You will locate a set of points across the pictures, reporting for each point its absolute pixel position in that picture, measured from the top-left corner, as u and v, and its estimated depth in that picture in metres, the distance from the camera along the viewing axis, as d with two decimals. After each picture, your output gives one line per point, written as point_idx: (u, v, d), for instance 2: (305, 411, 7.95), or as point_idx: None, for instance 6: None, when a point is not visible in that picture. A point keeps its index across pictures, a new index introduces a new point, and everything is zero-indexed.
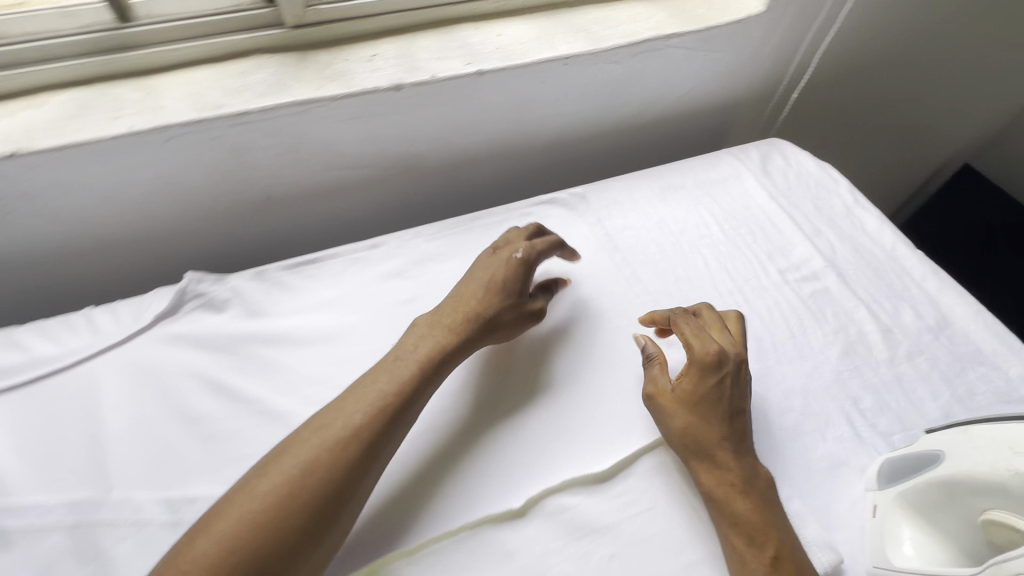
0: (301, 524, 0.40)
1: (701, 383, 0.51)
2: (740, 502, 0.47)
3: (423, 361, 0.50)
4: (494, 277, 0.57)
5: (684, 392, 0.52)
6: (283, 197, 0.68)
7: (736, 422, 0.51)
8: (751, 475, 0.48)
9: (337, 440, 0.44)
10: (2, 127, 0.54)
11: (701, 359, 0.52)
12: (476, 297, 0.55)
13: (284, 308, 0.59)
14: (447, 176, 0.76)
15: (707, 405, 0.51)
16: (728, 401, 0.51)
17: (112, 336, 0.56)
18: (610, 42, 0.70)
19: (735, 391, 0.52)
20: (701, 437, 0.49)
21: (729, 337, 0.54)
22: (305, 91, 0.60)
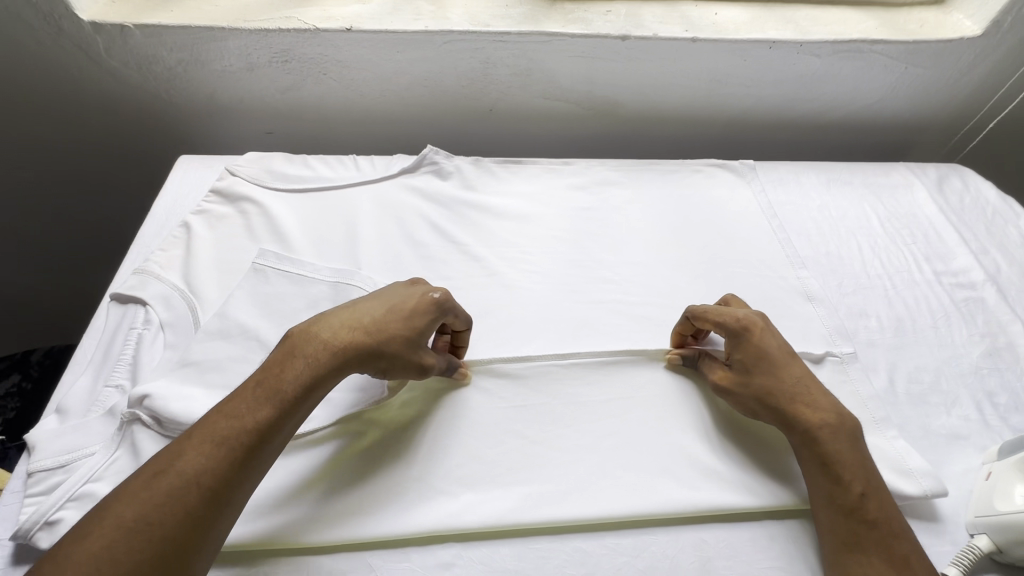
0: (241, 469, 0.41)
1: (756, 346, 0.52)
2: (824, 443, 0.48)
3: (321, 354, 0.46)
4: (392, 301, 0.50)
5: (741, 365, 0.53)
6: (501, 112, 0.84)
7: (804, 374, 0.52)
8: (831, 417, 0.49)
9: (254, 410, 0.43)
10: (343, 11, 0.75)
11: (736, 331, 0.53)
12: (375, 315, 0.49)
13: (492, 189, 0.74)
14: (632, 128, 0.87)
15: (770, 362, 0.52)
16: (783, 358, 0.52)
17: (370, 175, 0.74)
18: (817, 36, 0.77)
19: (786, 349, 0.53)
20: (773, 389, 0.51)
21: (754, 329, 0.53)
22: (553, 27, 0.75)
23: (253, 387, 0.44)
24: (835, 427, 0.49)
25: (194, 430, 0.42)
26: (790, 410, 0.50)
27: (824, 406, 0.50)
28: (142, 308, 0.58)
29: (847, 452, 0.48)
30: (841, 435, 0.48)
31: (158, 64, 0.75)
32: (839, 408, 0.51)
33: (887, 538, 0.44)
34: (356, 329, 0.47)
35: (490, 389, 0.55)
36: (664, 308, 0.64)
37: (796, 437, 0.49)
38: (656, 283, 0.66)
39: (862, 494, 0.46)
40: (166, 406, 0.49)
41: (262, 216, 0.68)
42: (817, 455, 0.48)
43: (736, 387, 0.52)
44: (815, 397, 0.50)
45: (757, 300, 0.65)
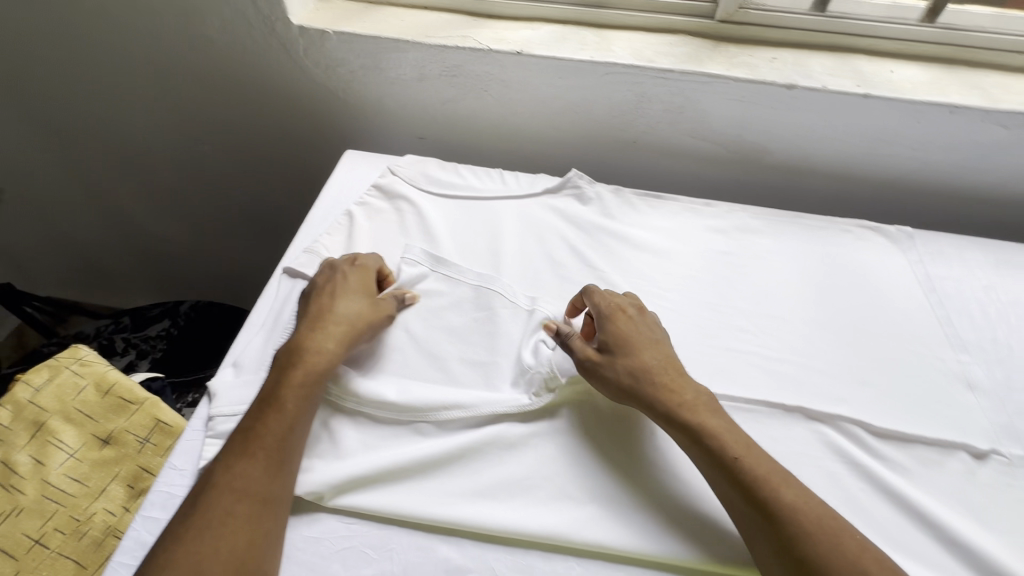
0: (270, 468, 0.46)
1: (614, 329, 0.57)
2: (686, 419, 0.51)
3: (306, 361, 0.53)
4: (343, 288, 0.60)
5: (607, 341, 0.56)
6: (644, 145, 0.85)
7: (665, 360, 0.55)
8: (687, 396, 0.52)
9: (267, 419, 0.49)
10: (515, 35, 0.79)
11: (606, 314, 0.59)
12: (341, 312, 0.57)
13: (630, 220, 0.75)
14: (776, 177, 0.85)
15: (630, 342, 0.56)
16: (649, 344, 0.57)
17: (516, 190, 0.77)
18: (1008, 106, 0.71)
19: (650, 339, 0.57)
20: (637, 371, 0.54)
21: (618, 319, 0.58)
22: (716, 68, 0.75)
23: (260, 403, 0.50)
24: (698, 403, 0.52)
25: (223, 456, 0.47)
26: (646, 386, 0.53)
27: (682, 387, 0.53)
28: None
29: (721, 428, 0.50)
30: (700, 410, 0.51)
31: (343, 67, 0.83)
32: (698, 389, 0.54)
33: (790, 509, 0.44)
34: (331, 324, 0.56)
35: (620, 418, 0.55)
36: (805, 369, 0.61)
37: (664, 421, 0.52)
38: (796, 341, 0.64)
39: (736, 460, 0.48)
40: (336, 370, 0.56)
41: (415, 215, 0.73)
42: (685, 432, 0.50)
43: (604, 363, 0.55)
44: (676, 380, 0.54)
45: (908, 379, 0.61)
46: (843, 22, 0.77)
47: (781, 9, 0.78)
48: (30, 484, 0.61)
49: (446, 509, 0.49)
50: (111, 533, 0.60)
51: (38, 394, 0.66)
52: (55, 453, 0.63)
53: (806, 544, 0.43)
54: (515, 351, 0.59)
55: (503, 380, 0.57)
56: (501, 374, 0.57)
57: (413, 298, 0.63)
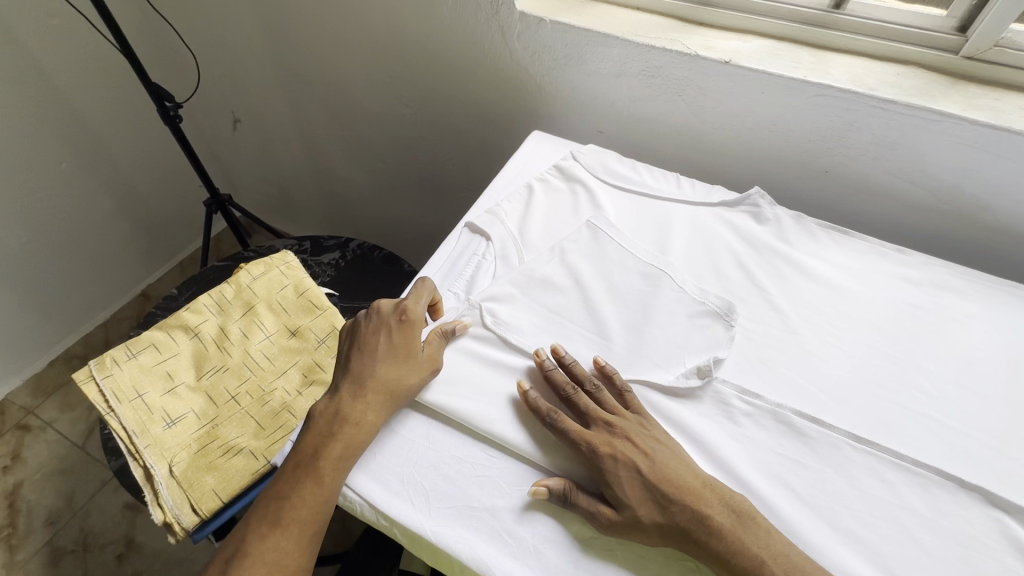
0: (291, 538, 0.50)
1: (616, 484, 0.48)
2: (676, 528, 0.46)
3: (343, 433, 0.53)
4: (387, 348, 0.57)
5: (618, 498, 0.48)
6: (836, 176, 0.80)
7: (638, 466, 0.49)
8: (715, 517, 0.47)
9: (290, 487, 0.51)
10: (725, 45, 0.79)
11: (599, 461, 0.49)
12: (385, 375, 0.55)
13: (807, 249, 0.71)
14: (992, 238, 0.75)
15: (637, 481, 0.48)
16: (627, 482, 0.48)
17: (689, 196, 0.77)
18: None
19: (603, 444, 0.50)
20: (649, 510, 0.47)
21: (557, 414, 0.52)
22: (950, 107, 0.68)
23: (290, 467, 0.52)
24: (667, 504, 0.47)
25: (263, 520, 0.51)
26: (658, 511, 0.47)
27: (644, 492, 0.48)
28: (485, 242, 0.71)
29: (726, 542, 0.46)
30: (699, 515, 0.47)
31: (548, 54, 0.89)
32: (686, 479, 0.49)
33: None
34: (371, 390, 0.55)
35: (766, 438, 0.54)
36: (996, 452, 0.53)
37: (654, 528, 0.47)
38: (990, 419, 0.56)
39: None
40: (500, 320, 0.62)
41: (589, 200, 0.76)
42: (688, 538, 0.46)
43: (626, 517, 0.47)
44: (639, 484, 0.48)
45: None
46: None
47: None
48: (236, 350, 0.75)
49: (575, 472, 0.51)
50: (285, 408, 0.71)
51: (254, 281, 0.80)
52: (256, 332, 0.77)
53: None
54: (668, 351, 0.60)
55: (650, 372, 0.58)
56: (651, 373, 0.58)
57: (462, 327, 0.60)
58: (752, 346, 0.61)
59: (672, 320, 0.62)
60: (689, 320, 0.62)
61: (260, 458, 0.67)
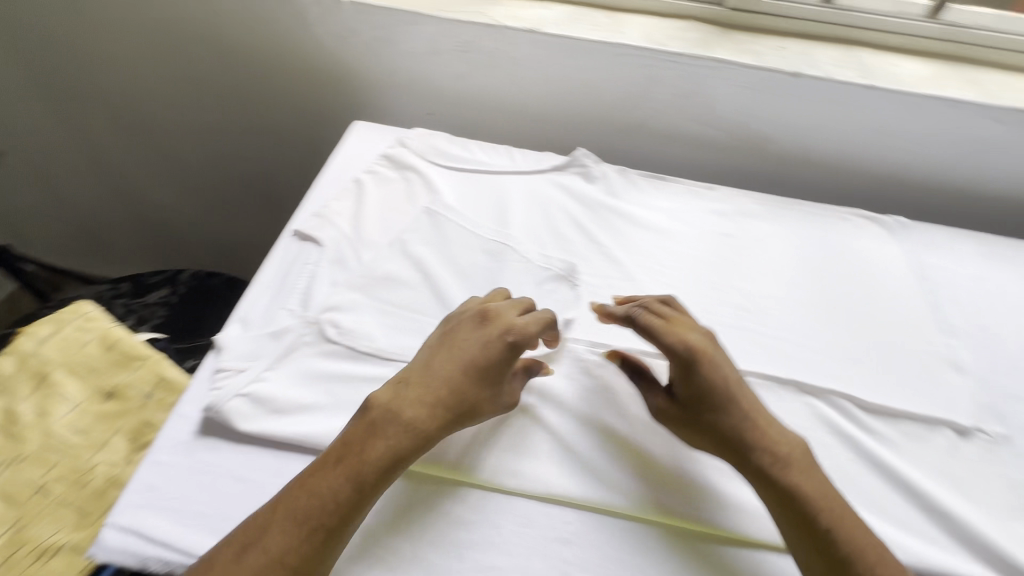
0: (302, 546, 0.42)
1: (701, 385, 0.50)
2: (754, 456, 0.48)
3: (399, 444, 0.47)
4: (474, 360, 0.50)
5: (693, 396, 0.51)
6: (650, 128, 0.86)
7: (729, 391, 0.51)
8: (783, 449, 0.49)
9: (328, 488, 0.44)
10: (528, 13, 0.80)
11: (685, 363, 0.51)
12: (460, 388, 0.49)
13: (633, 199, 0.76)
14: (778, 165, 0.87)
15: (720, 394, 0.50)
16: (717, 389, 0.50)
17: (522, 167, 0.78)
18: (1004, 103, 0.74)
19: (703, 350, 0.51)
20: (729, 426, 0.49)
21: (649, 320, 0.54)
22: (725, 54, 0.76)
23: (329, 464, 0.45)
24: (750, 434, 0.49)
25: (278, 512, 0.43)
26: (735, 435, 0.49)
27: (733, 415, 0.50)
28: (316, 248, 0.65)
29: (795, 476, 0.47)
30: (768, 447, 0.49)
31: (357, 37, 0.84)
32: (767, 421, 0.50)
33: (845, 547, 0.44)
34: (441, 400, 0.49)
35: (622, 384, 0.58)
36: (800, 347, 0.62)
37: (721, 448, 0.50)
38: (793, 320, 0.65)
39: (828, 529, 0.45)
40: (344, 328, 0.57)
41: (424, 186, 0.74)
42: (751, 461, 0.48)
43: (685, 417, 0.51)
44: (726, 407, 0.50)
45: (899, 359, 0.63)
46: (850, 15, 0.80)
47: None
48: (33, 433, 0.62)
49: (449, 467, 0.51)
50: (112, 484, 0.60)
51: (42, 346, 0.67)
52: (57, 405, 0.63)
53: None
54: None
55: None
56: None
57: (547, 370, 0.57)
58: (597, 299, 0.64)
59: (521, 291, 0.63)
60: (536, 289, 0.64)
61: (86, 551, 0.56)
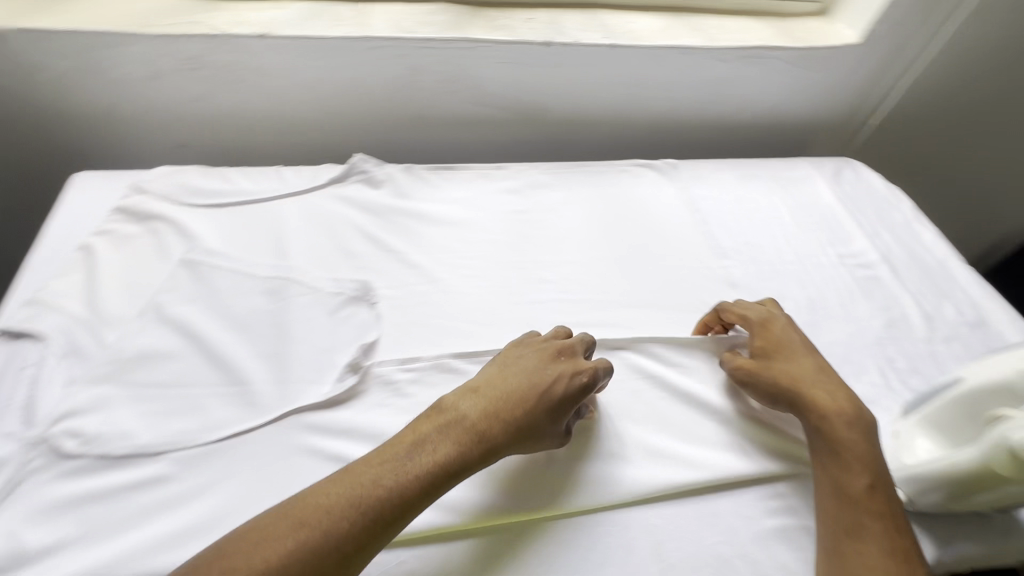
0: (362, 531, 0.40)
1: (770, 341, 0.59)
2: (813, 414, 0.53)
3: (468, 449, 0.46)
4: (558, 390, 0.50)
5: (760, 351, 0.58)
6: (430, 118, 0.83)
7: (806, 354, 0.58)
8: (844, 406, 0.53)
9: (392, 479, 0.42)
10: (257, 17, 0.72)
11: (772, 338, 0.59)
12: (535, 412, 0.49)
13: (424, 196, 0.74)
14: (561, 132, 0.90)
15: (787, 351, 0.58)
16: (795, 351, 0.58)
17: (296, 187, 0.71)
18: (723, 43, 0.83)
19: (778, 321, 0.61)
20: (794, 382, 0.55)
21: (734, 302, 0.63)
22: (476, 34, 0.76)
23: (404, 458, 0.44)
24: (800, 380, 0.55)
25: (344, 479, 0.42)
26: (807, 392, 0.54)
27: (802, 366, 0.56)
28: (35, 344, 0.52)
29: (845, 431, 0.51)
30: (838, 408, 0.53)
31: (49, 72, 0.68)
32: (832, 385, 0.55)
33: (870, 494, 0.48)
34: (516, 417, 0.48)
35: (438, 393, 0.55)
36: (602, 303, 0.65)
37: (779, 402, 0.55)
38: (593, 279, 0.68)
39: (869, 482, 0.49)
40: (88, 435, 0.47)
41: (179, 234, 0.63)
42: (806, 412, 0.53)
43: (754, 371, 0.57)
44: (789, 358, 0.57)
45: (685, 290, 0.69)
46: None
47: None
48: None
49: None
50: None
51: None
52: None
53: (872, 525, 0.47)
54: (317, 361, 0.55)
55: (303, 395, 0.52)
56: (305, 396, 0.52)
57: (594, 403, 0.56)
58: (399, 312, 0.60)
59: (313, 326, 0.58)
60: (330, 319, 0.58)
61: None
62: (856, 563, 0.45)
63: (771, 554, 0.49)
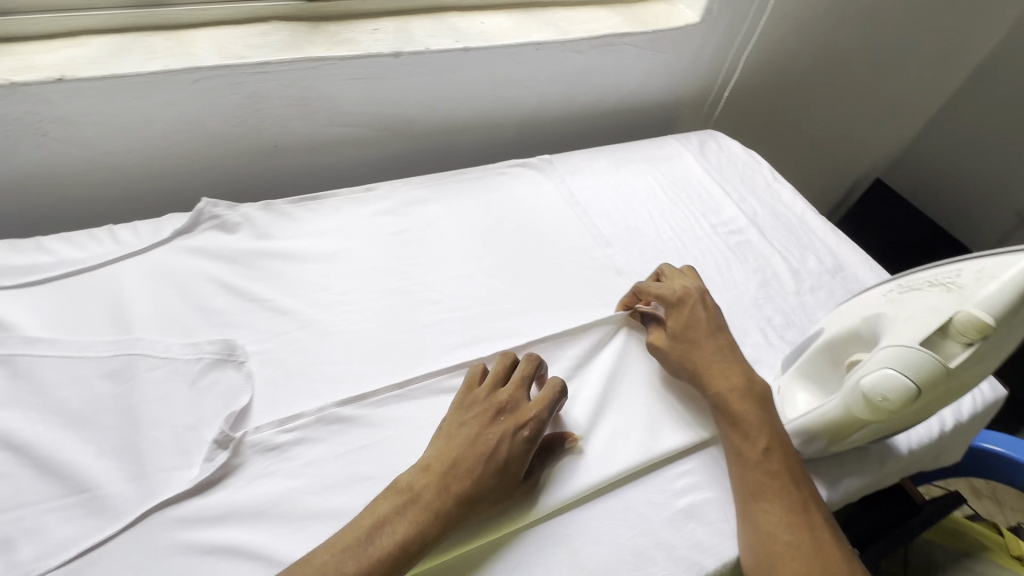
0: None
1: (679, 322, 0.60)
2: (712, 392, 0.55)
3: (443, 514, 0.44)
4: (502, 454, 0.48)
5: (672, 331, 0.59)
6: (287, 146, 0.77)
7: (710, 334, 0.59)
8: (737, 380, 0.55)
9: (354, 565, 0.41)
10: (48, 58, 0.62)
11: (680, 317, 0.60)
12: (494, 470, 0.47)
13: (290, 233, 0.68)
14: (433, 141, 0.87)
15: (694, 331, 0.59)
16: (704, 330, 0.59)
17: (133, 246, 0.62)
18: (575, 35, 0.84)
19: (694, 298, 0.62)
20: (696, 363, 0.57)
21: (653, 282, 0.64)
22: (318, 51, 0.71)
23: (364, 540, 0.42)
24: (702, 362, 0.57)
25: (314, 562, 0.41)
26: (709, 373, 0.56)
27: (704, 349, 0.57)
28: None
29: (738, 403, 0.53)
30: (735, 384, 0.55)
31: None
32: (730, 362, 0.57)
33: (767, 457, 0.50)
34: (481, 475, 0.47)
35: (325, 449, 0.50)
36: (493, 315, 0.64)
37: (686, 377, 0.57)
38: (481, 291, 0.66)
39: (767, 447, 0.51)
40: None
41: None
42: (706, 388, 0.55)
43: (664, 349, 0.59)
44: (693, 340, 0.58)
45: (575, 285, 0.69)
46: None
47: None
48: None
49: None
50: None
51: None
52: None
53: (772, 487, 0.49)
54: (179, 443, 0.48)
55: (165, 486, 0.46)
56: (167, 487, 0.46)
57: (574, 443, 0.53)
58: (272, 367, 0.55)
59: (170, 403, 0.51)
60: (190, 391, 0.52)
61: None
62: (765, 524, 0.47)
63: (685, 535, 0.50)
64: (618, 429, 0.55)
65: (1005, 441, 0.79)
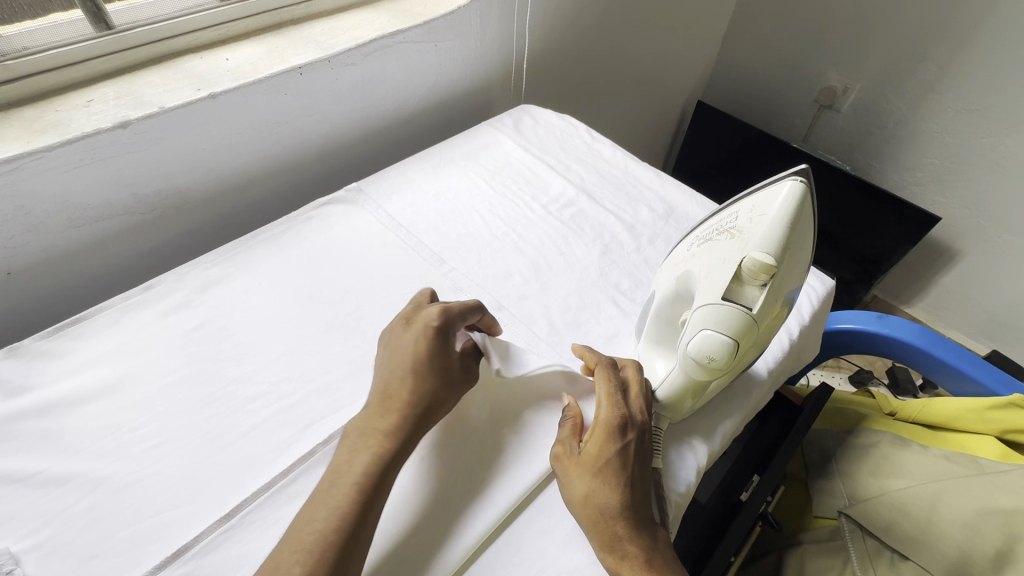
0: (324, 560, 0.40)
1: (601, 452, 0.47)
2: (615, 546, 0.44)
3: (390, 433, 0.47)
4: (417, 351, 0.51)
5: (589, 457, 0.47)
6: (26, 267, 0.63)
7: (633, 478, 0.46)
8: (645, 539, 0.44)
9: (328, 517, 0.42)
10: None
11: (607, 448, 0.47)
12: (411, 370, 0.50)
13: (53, 375, 0.55)
14: (221, 204, 0.76)
15: (614, 467, 0.46)
16: (631, 467, 0.47)
17: None
18: (338, 48, 0.76)
19: (632, 420, 0.49)
20: (608, 508, 0.45)
21: (606, 387, 0.50)
22: (10, 149, 0.56)
23: (328, 489, 0.44)
24: (604, 514, 0.44)
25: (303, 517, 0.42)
26: (619, 520, 0.44)
27: (619, 493, 0.45)
28: None
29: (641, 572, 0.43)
30: (643, 539, 0.44)
31: None
32: (641, 512, 0.46)
33: None
34: (402, 381, 0.49)
35: None
36: (329, 387, 0.56)
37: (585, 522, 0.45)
38: (311, 364, 0.58)
39: None
40: None
41: None
42: (608, 537, 0.44)
43: (572, 478, 0.47)
44: (609, 481, 0.45)
45: None
46: (138, 33, 0.67)
47: (51, 45, 0.62)
48: None
49: None
50: None
51: None
52: None
53: None
54: None
55: None
56: None
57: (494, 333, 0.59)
58: (58, 559, 0.44)
59: None
60: None
61: None
62: None
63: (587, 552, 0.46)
64: (495, 460, 0.51)
65: (853, 317, 0.86)
